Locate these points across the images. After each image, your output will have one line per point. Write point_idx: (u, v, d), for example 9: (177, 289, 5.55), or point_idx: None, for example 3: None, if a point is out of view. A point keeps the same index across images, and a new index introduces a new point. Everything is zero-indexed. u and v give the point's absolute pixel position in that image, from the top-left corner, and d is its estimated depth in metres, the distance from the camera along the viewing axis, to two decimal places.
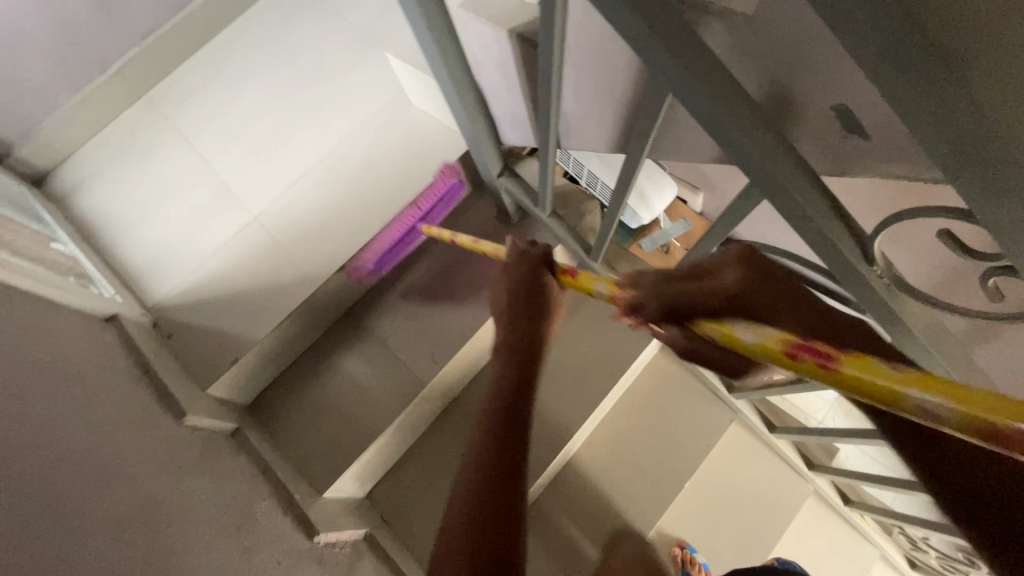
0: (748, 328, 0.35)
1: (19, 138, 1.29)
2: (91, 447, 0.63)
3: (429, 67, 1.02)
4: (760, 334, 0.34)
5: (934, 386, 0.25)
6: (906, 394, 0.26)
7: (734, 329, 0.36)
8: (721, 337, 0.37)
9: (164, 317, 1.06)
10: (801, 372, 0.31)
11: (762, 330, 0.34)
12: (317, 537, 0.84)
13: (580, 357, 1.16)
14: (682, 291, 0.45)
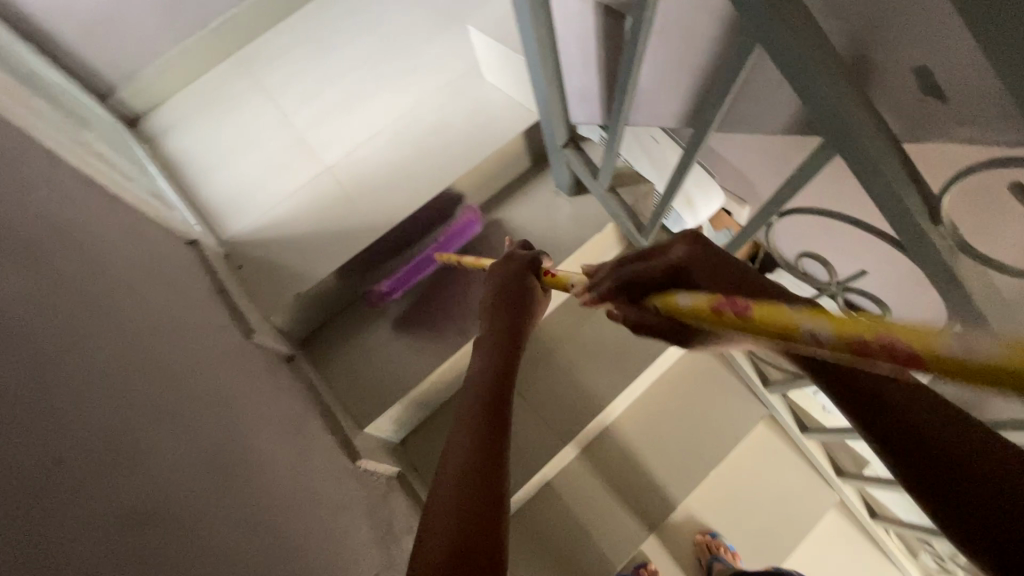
0: (688, 295, 0.42)
1: (120, 83, 1.42)
2: (183, 332, 0.70)
3: (508, 41, 1.09)
4: (694, 299, 0.40)
5: (817, 317, 0.30)
6: (777, 328, 0.32)
7: (677, 298, 0.43)
8: (666, 307, 0.44)
9: (235, 250, 1.14)
10: (716, 324, 0.38)
11: (696, 296, 0.41)
12: (358, 461, 0.88)
13: (619, 336, 1.19)
14: (629, 272, 0.55)
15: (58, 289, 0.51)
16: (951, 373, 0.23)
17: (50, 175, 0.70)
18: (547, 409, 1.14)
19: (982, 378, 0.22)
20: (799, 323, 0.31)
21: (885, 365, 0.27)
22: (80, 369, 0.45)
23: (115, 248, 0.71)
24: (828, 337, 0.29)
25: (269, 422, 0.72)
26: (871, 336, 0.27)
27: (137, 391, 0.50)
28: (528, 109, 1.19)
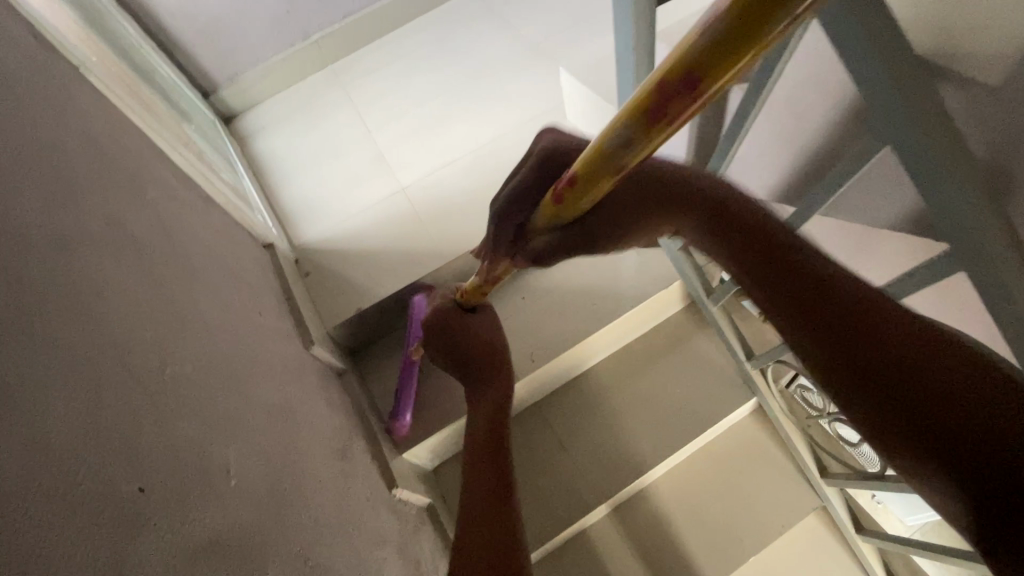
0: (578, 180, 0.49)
1: (225, 85, 1.51)
2: (255, 341, 0.72)
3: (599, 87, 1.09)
4: (586, 181, 0.49)
5: (633, 112, 0.40)
6: (662, 108, 0.38)
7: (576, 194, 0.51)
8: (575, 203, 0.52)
9: (305, 256, 1.18)
10: (640, 147, 0.43)
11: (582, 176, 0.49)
12: (395, 490, 0.88)
13: (672, 398, 1.14)
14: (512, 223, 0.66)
15: (155, 298, 0.53)
16: (740, 43, 0.32)
17: (160, 176, 0.75)
18: (586, 460, 1.11)
19: (752, 29, 0.31)
20: (633, 127, 0.41)
21: (698, 91, 0.36)
22: (167, 382, 0.47)
23: (206, 251, 0.74)
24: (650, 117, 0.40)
25: (322, 442, 0.72)
26: (705, 53, 0.34)
27: (213, 407, 0.52)
28: None
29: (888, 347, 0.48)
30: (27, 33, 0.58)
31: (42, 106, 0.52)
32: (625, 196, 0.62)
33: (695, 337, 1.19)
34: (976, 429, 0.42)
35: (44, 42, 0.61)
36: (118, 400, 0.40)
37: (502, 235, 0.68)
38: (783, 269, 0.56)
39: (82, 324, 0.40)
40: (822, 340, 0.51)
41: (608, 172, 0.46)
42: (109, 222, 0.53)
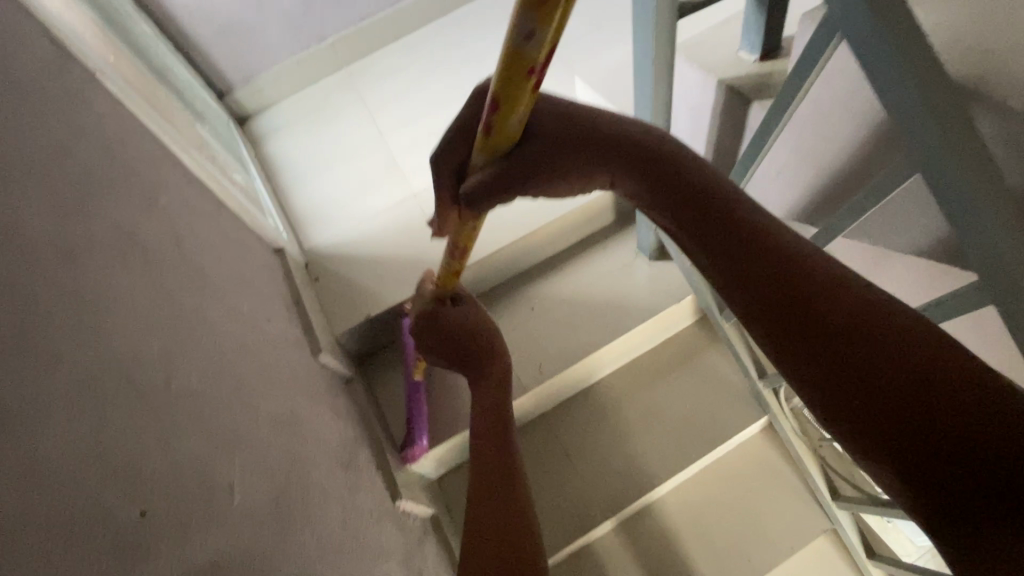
0: (493, 126, 0.46)
1: (239, 85, 1.51)
2: (263, 349, 0.71)
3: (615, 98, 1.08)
4: (501, 124, 0.45)
5: (519, 23, 0.36)
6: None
7: (494, 135, 0.46)
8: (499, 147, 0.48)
9: (315, 260, 1.18)
10: (546, 27, 0.36)
11: (496, 123, 0.45)
12: (399, 501, 0.87)
13: (681, 413, 1.12)
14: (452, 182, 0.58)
15: (162, 307, 0.52)
16: None
17: (172, 181, 0.75)
18: (592, 474, 1.09)
19: None
20: (525, 41, 0.37)
21: None
22: (172, 396, 0.46)
23: (215, 257, 0.74)
24: (540, 26, 0.36)
25: (327, 453, 0.72)
26: None
27: (218, 420, 0.51)
28: None
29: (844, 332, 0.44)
30: (43, 37, 0.58)
31: (56, 114, 0.52)
32: (564, 144, 0.55)
33: (706, 351, 1.16)
34: (933, 418, 0.40)
35: (59, 45, 0.61)
36: (121, 416, 0.39)
37: (447, 192, 0.59)
38: (737, 240, 0.50)
39: (86, 338, 0.40)
40: (774, 316, 0.47)
41: (524, 77, 0.40)
42: (118, 229, 0.52)
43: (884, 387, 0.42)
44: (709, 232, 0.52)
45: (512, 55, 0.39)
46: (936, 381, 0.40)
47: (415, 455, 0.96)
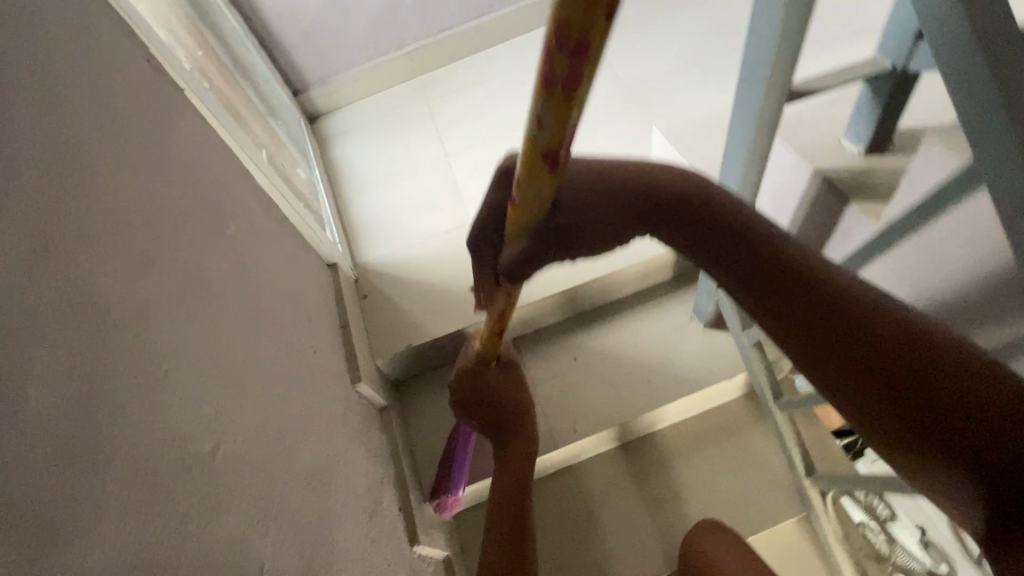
0: (518, 208, 0.44)
1: (314, 85, 1.54)
2: (306, 388, 0.71)
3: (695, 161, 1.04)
4: (524, 205, 0.43)
5: (534, 110, 0.36)
6: (558, 81, 0.34)
7: (518, 215, 0.45)
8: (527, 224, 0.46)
9: (364, 275, 1.18)
10: (560, 112, 0.35)
11: (520, 205, 0.44)
12: (416, 547, 0.86)
13: (715, 491, 1.06)
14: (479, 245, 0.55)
15: (215, 360, 0.53)
16: None
17: (242, 206, 0.76)
18: (611, 540, 1.05)
19: None
20: (539, 126, 0.36)
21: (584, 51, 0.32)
22: (210, 464, 0.46)
23: (270, 287, 0.75)
24: (550, 111, 0.35)
25: (354, 500, 0.71)
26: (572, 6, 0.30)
27: (254, 485, 0.51)
28: None
29: (904, 361, 0.41)
30: (139, 70, 0.59)
31: (135, 154, 0.52)
32: (594, 210, 0.51)
33: (750, 430, 1.10)
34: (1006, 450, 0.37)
35: (151, 75, 0.62)
36: (160, 494, 0.40)
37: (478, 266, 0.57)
38: (789, 283, 0.46)
39: (135, 414, 0.40)
40: (823, 351, 0.44)
41: (542, 159, 0.39)
42: (183, 278, 0.53)
43: (951, 416, 0.39)
44: (749, 274, 0.48)
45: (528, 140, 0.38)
46: (1002, 410, 0.38)
47: (442, 505, 0.97)
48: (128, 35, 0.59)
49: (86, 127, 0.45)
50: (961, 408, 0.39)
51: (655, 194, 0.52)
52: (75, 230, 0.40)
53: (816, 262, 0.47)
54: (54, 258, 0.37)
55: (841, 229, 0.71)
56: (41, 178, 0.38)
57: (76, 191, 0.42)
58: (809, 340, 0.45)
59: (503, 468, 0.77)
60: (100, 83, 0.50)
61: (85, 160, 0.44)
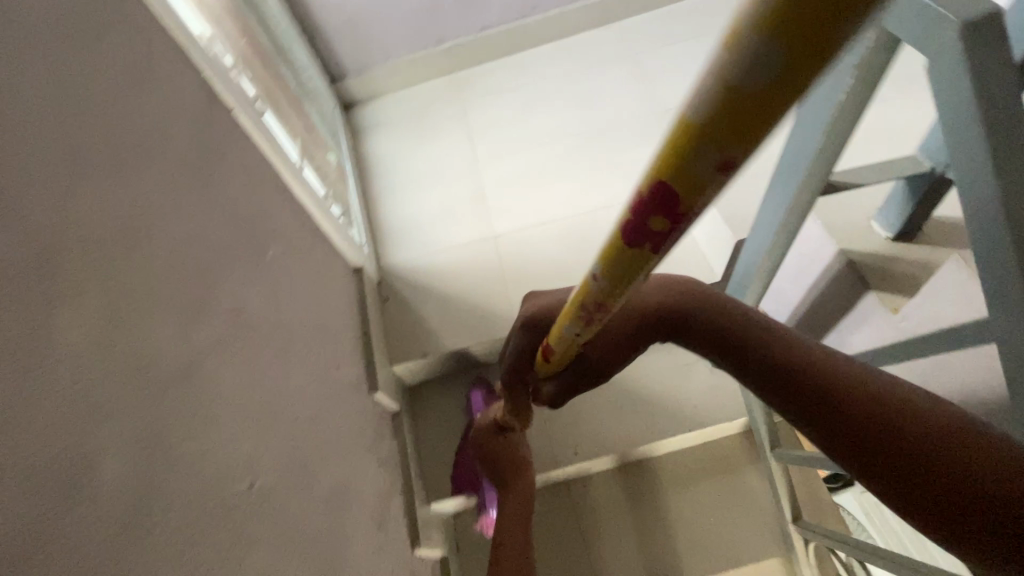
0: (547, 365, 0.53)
1: (353, 74, 1.54)
2: (329, 408, 0.77)
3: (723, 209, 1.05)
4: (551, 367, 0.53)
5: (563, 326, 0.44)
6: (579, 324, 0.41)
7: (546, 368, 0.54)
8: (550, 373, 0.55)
9: (387, 279, 1.23)
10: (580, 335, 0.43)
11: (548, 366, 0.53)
12: (417, 550, 0.92)
13: (700, 522, 1.12)
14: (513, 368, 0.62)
15: (253, 397, 0.58)
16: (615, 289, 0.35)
17: (280, 226, 0.80)
18: (597, 556, 1.11)
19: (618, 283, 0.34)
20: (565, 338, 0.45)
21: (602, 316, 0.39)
22: (248, 500, 0.52)
23: (301, 308, 0.80)
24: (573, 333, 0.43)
25: (364, 513, 0.77)
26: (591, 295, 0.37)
27: (280, 516, 0.56)
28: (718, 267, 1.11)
29: (941, 454, 0.38)
30: (184, 113, 0.63)
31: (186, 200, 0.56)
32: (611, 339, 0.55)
33: (743, 468, 1.14)
34: None
35: (197, 113, 0.66)
36: (209, 534, 0.46)
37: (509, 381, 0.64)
38: (804, 381, 0.45)
39: (188, 464, 0.45)
40: (856, 455, 0.42)
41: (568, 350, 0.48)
42: (227, 319, 0.58)
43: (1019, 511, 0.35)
44: (765, 375, 0.48)
45: (558, 339, 0.46)
46: None
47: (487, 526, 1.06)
48: (172, 79, 0.62)
49: (140, 191, 0.50)
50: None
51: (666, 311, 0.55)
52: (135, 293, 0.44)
53: (826, 359, 0.46)
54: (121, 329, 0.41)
55: (839, 330, 0.78)
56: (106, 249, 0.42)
57: (133, 259, 0.46)
58: (840, 445, 0.43)
59: (511, 521, 0.79)
60: (149, 141, 0.54)
61: (142, 226, 0.48)
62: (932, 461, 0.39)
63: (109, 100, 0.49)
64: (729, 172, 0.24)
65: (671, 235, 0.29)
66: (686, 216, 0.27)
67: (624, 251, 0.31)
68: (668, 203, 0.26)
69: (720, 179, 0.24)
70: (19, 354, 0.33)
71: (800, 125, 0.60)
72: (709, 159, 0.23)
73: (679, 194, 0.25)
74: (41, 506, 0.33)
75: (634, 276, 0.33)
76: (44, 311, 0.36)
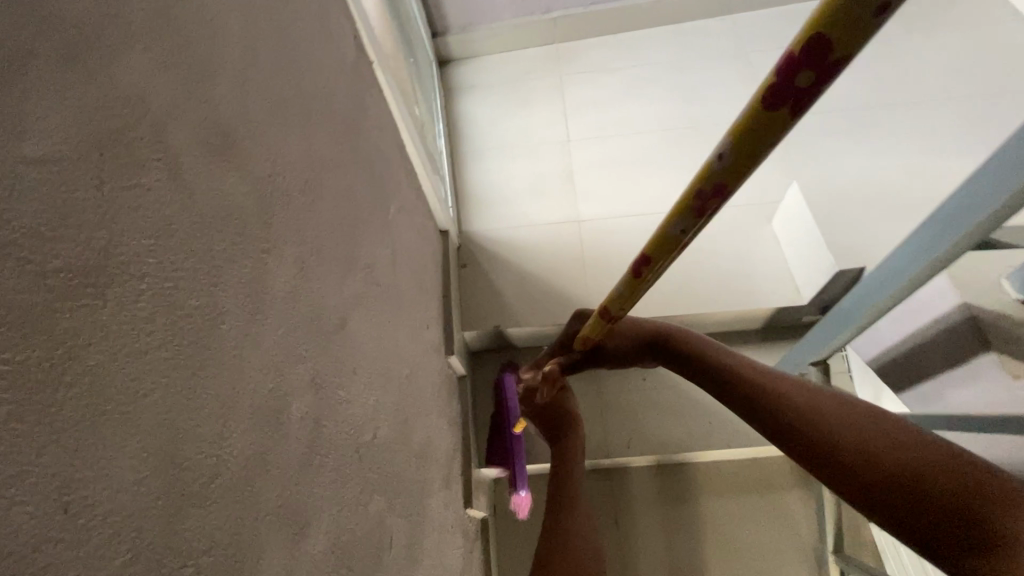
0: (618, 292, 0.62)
1: (454, 31, 1.52)
2: (420, 367, 0.80)
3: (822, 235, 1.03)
4: (622, 291, 0.61)
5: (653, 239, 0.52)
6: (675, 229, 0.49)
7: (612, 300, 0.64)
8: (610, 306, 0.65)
9: (467, 245, 1.24)
10: (668, 248, 0.51)
11: (620, 289, 0.61)
12: (469, 509, 0.97)
13: (734, 531, 1.12)
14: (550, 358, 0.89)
15: (376, 352, 0.61)
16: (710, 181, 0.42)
17: (396, 183, 0.81)
18: (629, 546, 1.11)
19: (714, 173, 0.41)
20: (653, 248, 0.53)
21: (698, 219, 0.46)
22: (374, 449, 0.55)
23: (407, 266, 0.82)
24: (660, 240, 0.51)
25: (438, 470, 0.81)
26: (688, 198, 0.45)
27: (390, 467, 0.59)
28: (804, 290, 1.10)
29: (827, 434, 0.54)
30: (341, 63, 0.63)
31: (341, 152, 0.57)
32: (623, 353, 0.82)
33: (788, 488, 1.14)
34: (920, 493, 0.47)
35: (348, 63, 0.66)
36: (353, 476, 0.49)
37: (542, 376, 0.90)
38: (747, 384, 0.63)
39: (340, 409, 0.48)
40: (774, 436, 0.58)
41: (646, 267, 0.55)
42: (363, 274, 0.60)
43: (877, 470, 0.49)
44: (720, 384, 0.66)
45: (644, 255, 0.54)
46: (901, 458, 0.49)
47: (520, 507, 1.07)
48: (335, 27, 0.63)
49: (315, 141, 0.51)
50: (883, 466, 0.49)
51: (658, 335, 0.78)
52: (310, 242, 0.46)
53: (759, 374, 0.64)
54: (301, 278, 0.44)
55: (939, 380, 0.78)
56: (295, 198, 0.44)
57: (311, 209, 0.48)
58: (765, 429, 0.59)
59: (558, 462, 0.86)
60: (320, 90, 0.55)
61: (316, 176, 0.50)
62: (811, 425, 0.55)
63: (296, 50, 0.50)
64: (879, 13, 0.29)
65: (814, 95, 0.34)
66: (833, 69, 0.32)
67: (755, 114, 0.36)
68: (814, 56, 0.32)
69: (831, 60, 0.32)
70: (252, 295, 0.36)
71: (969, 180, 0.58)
72: (853, 18, 0.29)
73: (828, 44, 0.31)
74: (260, 436, 0.35)
75: (761, 150, 0.38)
76: (261, 254, 0.38)
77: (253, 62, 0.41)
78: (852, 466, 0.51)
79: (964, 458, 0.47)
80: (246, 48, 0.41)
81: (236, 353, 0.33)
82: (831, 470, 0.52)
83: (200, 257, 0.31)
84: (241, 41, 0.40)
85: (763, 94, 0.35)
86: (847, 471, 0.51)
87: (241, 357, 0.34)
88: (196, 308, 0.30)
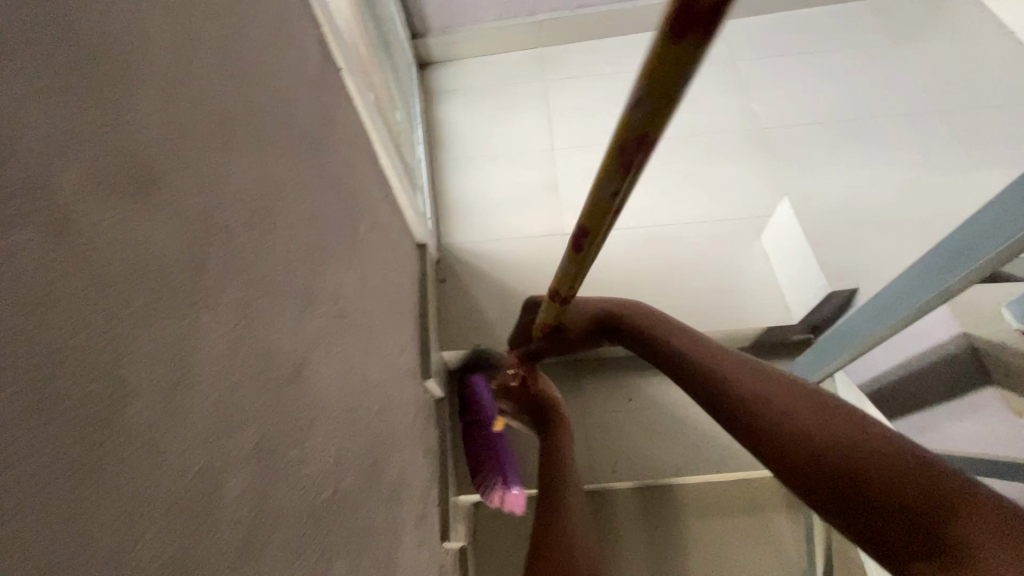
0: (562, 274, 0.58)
1: (435, 32, 1.46)
2: (393, 399, 0.74)
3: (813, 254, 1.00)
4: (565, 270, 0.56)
5: (586, 210, 0.45)
6: (602, 196, 0.43)
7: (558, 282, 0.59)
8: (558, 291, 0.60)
9: (446, 258, 1.19)
10: (599, 222, 0.46)
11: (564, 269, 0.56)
12: (446, 543, 0.91)
13: (721, 557, 1.07)
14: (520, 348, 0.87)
15: (342, 394, 0.55)
16: (630, 136, 0.36)
17: (368, 200, 0.75)
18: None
19: (631, 126, 0.35)
20: (585, 221, 0.46)
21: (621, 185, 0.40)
22: (336, 509, 0.49)
23: (380, 289, 0.76)
24: (589, 209, 0.45)
25: (412, 509, 0.75)
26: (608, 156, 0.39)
27: (356, 523, 0.53)
28: (795, 310, 1.07)
29: (768, 418, 0.55)
30: (304, 74, 0.57)
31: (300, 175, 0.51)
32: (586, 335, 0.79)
33: (776, 511, 1.10)
34: (853, 472, 0.48)
35: (313, 73, 0.61)
36: (306, 547, 0.43)
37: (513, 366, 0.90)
38: (698, 370, 0.63)
39: (294, 471, 0.42)
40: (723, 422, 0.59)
41: (585, 245, 0.50)
42: (328, 308, 0.54)
43: (814, 452, 0.51)
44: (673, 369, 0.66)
45: (580, 230, 0.48)
46: (833, 439, 0.51)
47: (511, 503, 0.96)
48: (297, 34, 0.57)
49: (268, 167, 0.45)
50: (817, 448, 0.51)
51: (615, 316, 0.76)
52: (259, 284, 0.41)
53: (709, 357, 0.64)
54: (247, 329, 0.38)
55: (932, 414, 0.78)
56: (240, 236, 0.39)
57: (263, 245, 0.42)
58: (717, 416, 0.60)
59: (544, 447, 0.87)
60: (278, 107, 0.49)
61: (269, 207, 0.44)
62: (755, 410, 0.57)
63: (248, 60, 0.44)
64: None
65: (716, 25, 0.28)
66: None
67: (660, 52, 0.30)
68: None
69: None
70: (173, 365, 0.30)
71: (979, 212, 0.55)
72: None
73: None
74: (183, 535, 0.29)
75: (676, 93, 0.32)
76: (192, 310, 0.32)
77: (190, 80, 0.35)
78: (788, 446, 0.53)
79: (959, 488, 0.45)
80: (182, 63, 0.35)
81: (150, 442, 0.28)
82: (772, 452, 0.54)
83: (94, 334, 0.25)
84: (174, 55, 0.34)
85: (668, 29, 0.28)
86: (786, 454, 0.52)
87: (157, 443, 0.28)
88: (87, 399, 0.25)
